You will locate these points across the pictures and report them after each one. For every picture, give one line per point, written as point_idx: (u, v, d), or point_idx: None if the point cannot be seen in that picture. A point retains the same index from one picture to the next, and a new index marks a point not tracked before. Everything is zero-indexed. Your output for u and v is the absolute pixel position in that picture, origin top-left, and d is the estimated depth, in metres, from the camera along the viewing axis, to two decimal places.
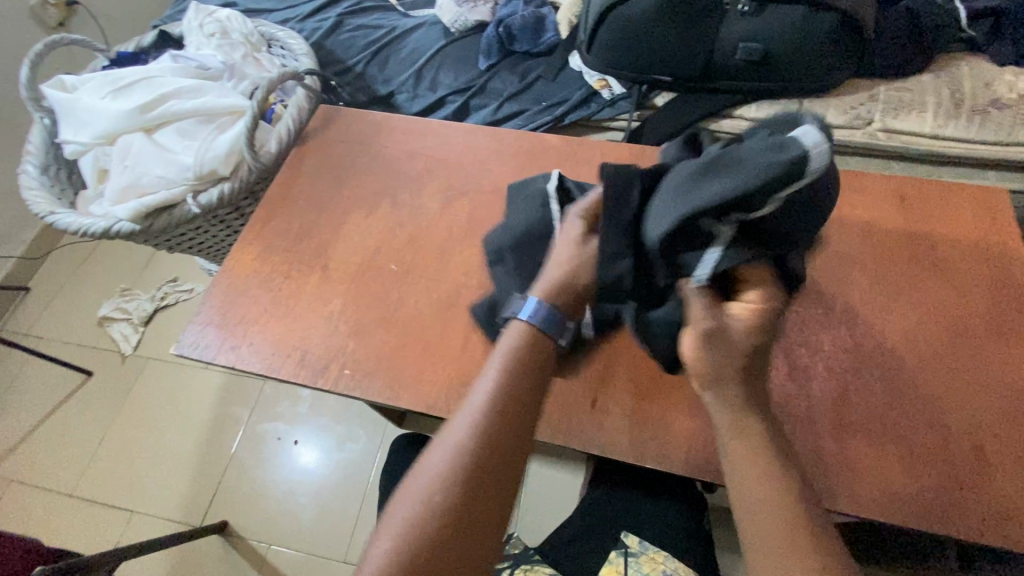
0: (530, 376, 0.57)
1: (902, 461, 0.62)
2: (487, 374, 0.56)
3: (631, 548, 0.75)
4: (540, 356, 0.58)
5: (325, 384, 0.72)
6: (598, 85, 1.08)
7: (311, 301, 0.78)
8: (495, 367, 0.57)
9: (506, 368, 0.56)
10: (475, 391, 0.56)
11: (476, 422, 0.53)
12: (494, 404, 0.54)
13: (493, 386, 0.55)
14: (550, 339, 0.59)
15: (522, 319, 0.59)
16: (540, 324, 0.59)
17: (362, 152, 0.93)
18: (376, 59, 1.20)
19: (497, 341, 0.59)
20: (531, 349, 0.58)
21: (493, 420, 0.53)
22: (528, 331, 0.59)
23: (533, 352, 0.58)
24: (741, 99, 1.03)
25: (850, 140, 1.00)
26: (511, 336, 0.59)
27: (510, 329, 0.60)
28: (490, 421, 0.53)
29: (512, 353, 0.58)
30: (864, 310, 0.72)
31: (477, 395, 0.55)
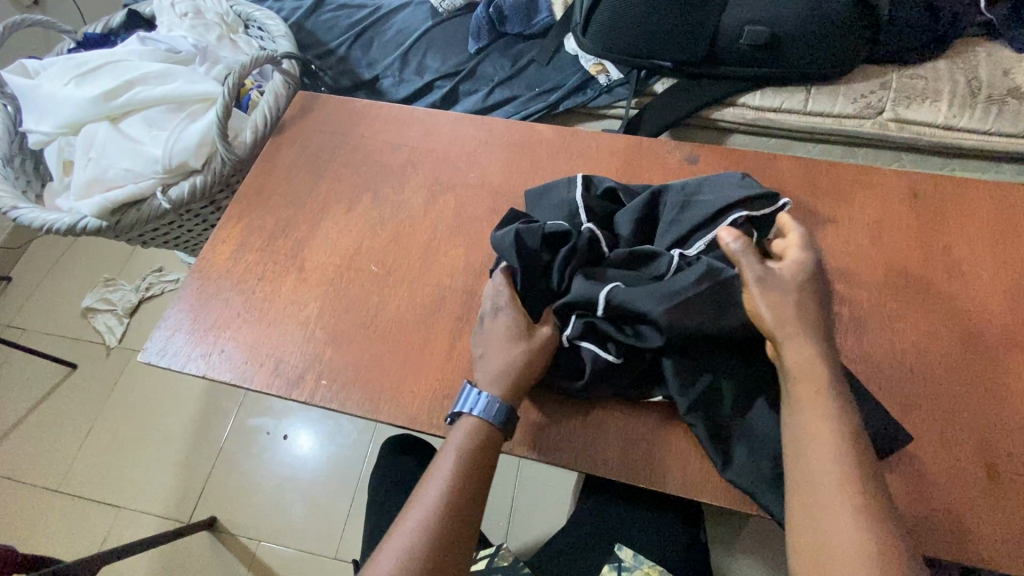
0: (484, 476, 0.58)
1: (911, 481, 0.59)
2: (435, 474, 0.57)
3: (625, 562, 0.71)
4: (487, 455, 0.59)
5: (301, 394, 0.68)
6: (594, 70, 1.02)
7: (287, 305, 0.73)
8: (443, 467, 0.57)
9: (458, 466, 0.57)
10: (429, 484, 0.57)
11: (428, 520, 0.54)
12: (444, 504, 0.55)
13: (447, 484, 0.56)
14: (498, 437, 0.59)
15: (474, 414, 0.59)
16: (487, 420, 0.59)
17: (342, 142, 0.87)
18: (360, 42, 1.14)
19: (452, 435, 0.60)
20: (479, 445, 0.59)
21: (444, 522, 0.54)
22: (477, 429, 0.59)
23: (486, 449, 0.59)
24: (746, 86, 0.97)
25: (860, 130, 0.95)
26: (463, 430, 0.59)
27: (458, 423, 0.61)
28: (433, 529, 0.54)
29: (465, 450, 0.58)
30: (874, 318, 0.67)
31: (424, 500, 0.55)
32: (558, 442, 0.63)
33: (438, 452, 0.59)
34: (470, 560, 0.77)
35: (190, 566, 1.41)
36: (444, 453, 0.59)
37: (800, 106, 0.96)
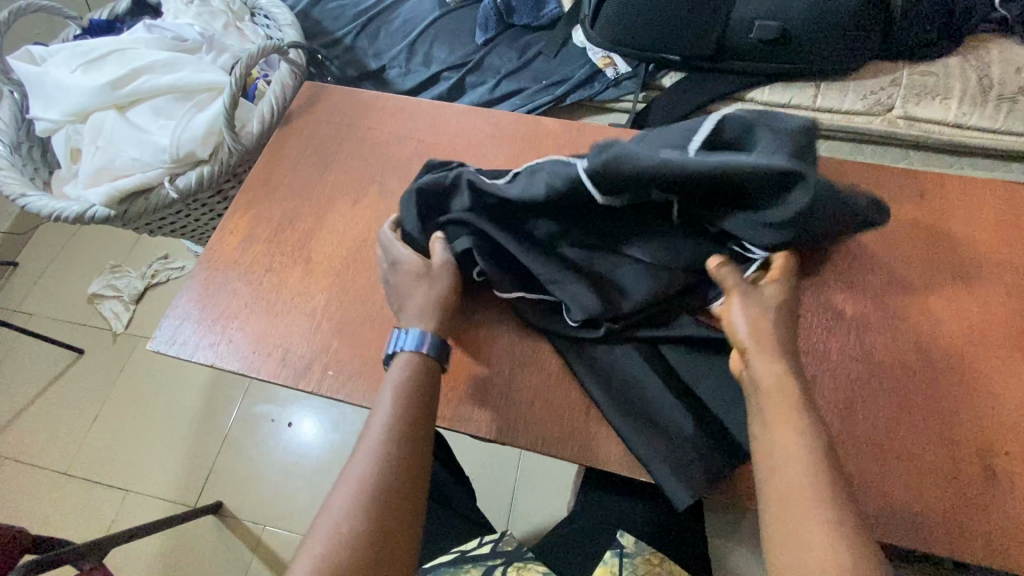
0: (422, 404, 0.58)
1: (909, 479, 0.59)
2: (378, 410, 0.57)
3: (627, 549, 0.73)
4: (427, 384, 0.60)
5: (307, 385, 0.69)
6: (602, 63, 1.01)
7: (294, 297, 0.74)
8: (386, 402, 0.58)
9: (398, 397, 0.58)
10: (370, 426, 0.56)
11: (375, 458, 0.54)
12: (388, 439, 0.55)
13: (388, 419, 0.56)
14: (436, 365, 0.61)
15: (406, 350, 0.61)
16: (425, 351, 0.61)
17: (348, 134, 0.87)
18: (366, 31, 1.13)
19: (387, 373, 0.60)
20: (417, 374, 0.60)
21: (392, 450, 0.54)
22: (415, 361, 0.60)
23: (422, 379, 0.60)
24: (754, 81, 0.96)
25: (868, 127, 0.95)
26: (398, 367, 0.60)
27: (394, 361, 0.61)
28: (385, 457, 0.54)
29: (402, 382, 0.59)
30: (876, 316, 0.68)
31: (369, 432, 0.56)
32: (558, 435, 0.64)
33: (378, 390, 0.60)
34: (474, 544, 0.78)
35: (196, 550, 1.44)
36: (382, 392, 0.59)
37: (809, 102, 0.95)
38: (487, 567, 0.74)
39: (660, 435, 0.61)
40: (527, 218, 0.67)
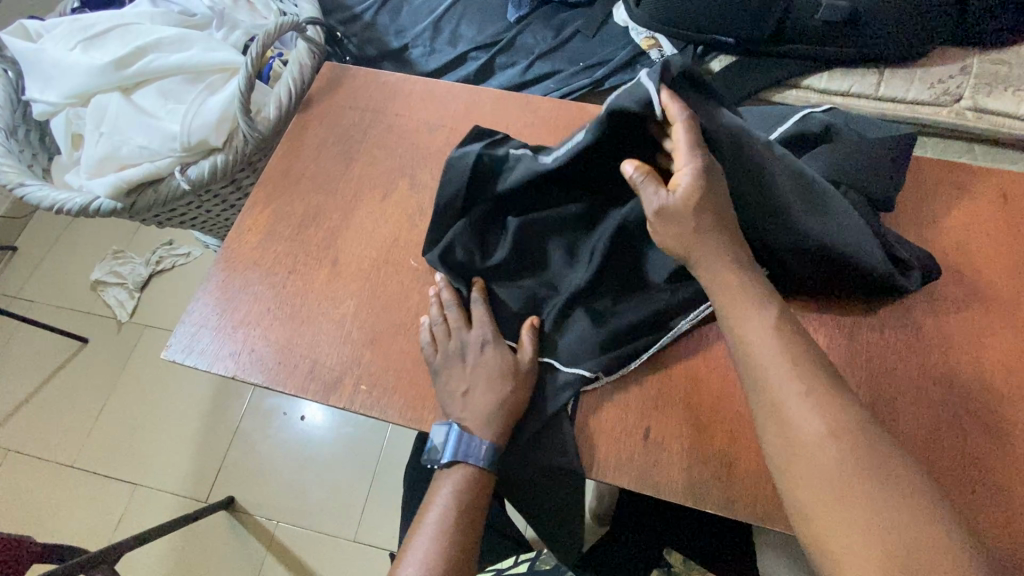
0: (473, 524, 0.59)
1: (999, 512, 0.54)
2: (423, 531, 0.58)
3: (674, 567, 0.75)
4: (476, 502, 0.59)
5: (336, 399, 0.63)
6: (646, 44, 0.94)
7: (321, 301, 0.68)
8: (431, 523, 0.58)
9: (445, 523, 0.58)
10: (418, 544, 0.57)
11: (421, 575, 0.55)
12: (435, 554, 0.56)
13: (433, 543, 0.57)
14: (489, 480, 0.60)
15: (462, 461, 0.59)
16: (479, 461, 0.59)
17: (374, 121, 0.80)
18: (388, 7, 1.05)
19: (436, 490, 0.60)
20: (471, 492, 0.59)
21: None
22: (468, 475, 0.59)
23: (476, 495, 0.59)
24: (811, 67, 0.89)
25: (934, 119, 0.87)
26: (452, 479, 0.60)
27: (444, 473, 0.61)
28: None
29: (455, 501, 0.59)
30: (959, 331, 0.62)
31: (413, 553, 0.57)
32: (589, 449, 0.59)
33: (427, 506, 0.60)
34: (511, 562, 0.78)
35: (209, 545, 1.41)
36: (431, 507, 0.59)
37: (870, 91, 0.88)
38: None
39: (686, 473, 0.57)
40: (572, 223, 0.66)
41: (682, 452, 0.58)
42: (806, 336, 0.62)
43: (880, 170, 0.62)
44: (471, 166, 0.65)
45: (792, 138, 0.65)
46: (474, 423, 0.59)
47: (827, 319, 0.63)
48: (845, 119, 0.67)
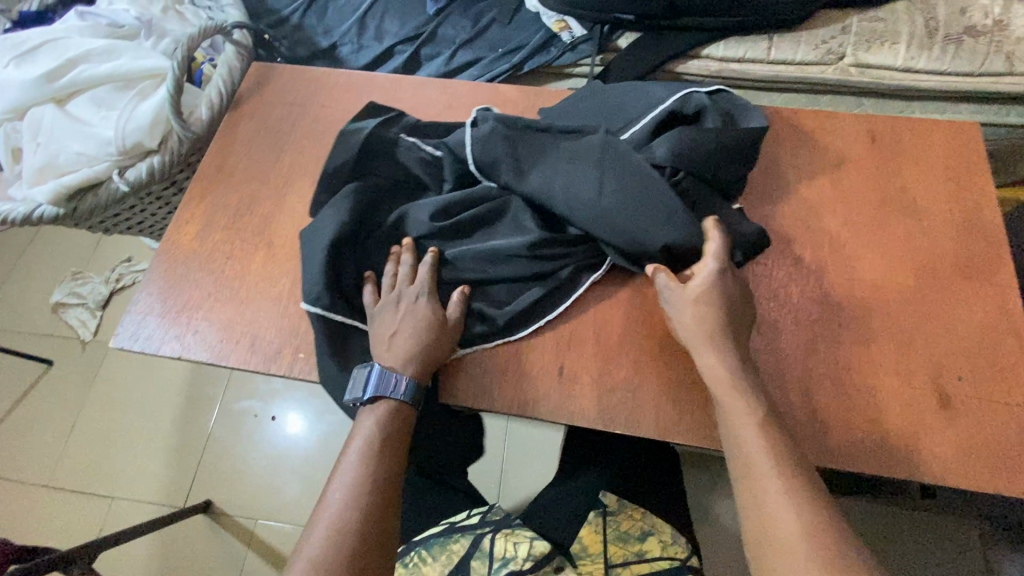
0: (398, 456, 0.59)
1: (868, 409, 0.62)
2: (346, 459, 0.58)
3: (609, 508, 0.79)
4: (400, 430, 0.60)
5: (278, 369, 0.68)
6: (557, 27, 1.00)
7: (260, 282, 0.73)
8: (354, 453, 0.58)
9: (367, 451, 0.58)
10: (339, 479, 0.57)
11: (347, 497, 0.55)
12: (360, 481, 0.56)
13: (357, 469, 0.57)
14: (409, 409, 0.61)
15: (369, 397, 0.60)
16: (402, 392, 0.60)
17: (301, 114, 0.85)
18: (314, 8, 1.09)
19: (356, 425, 0.60)
20: (394, 425, 0.60)
21: (362, 497, 0.55)
22: (394, 407, 0.60)
23: (400, 423, 0.60)
24: (709, 37, 0.97)
25: (821, 77, 0.96)
26: (376, 414, 0.60)
27: (368, 410, 0.61)
28: (351, 505, 0.54)
29: (377, 431, 0.59)
30: (833, 258, 0.70)
31: (336, 481, 0.57)
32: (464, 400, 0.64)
33: (350, 440, 0.60)
34: (463, 515, 0.80)
35: (190, 549, 1.43)
36: (351, 444, 0.59)
37: (762, 56, 0.96)
38: (475, 534, 0.76)
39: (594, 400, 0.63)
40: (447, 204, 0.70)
41: (571, 391, 0.64)
42: None
43: (733, 155, 0.67)
44: (364, 141, 0.71)
45: (670, 115, 0.71)
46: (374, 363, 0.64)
47: None
48: (729, 105, 0.72)
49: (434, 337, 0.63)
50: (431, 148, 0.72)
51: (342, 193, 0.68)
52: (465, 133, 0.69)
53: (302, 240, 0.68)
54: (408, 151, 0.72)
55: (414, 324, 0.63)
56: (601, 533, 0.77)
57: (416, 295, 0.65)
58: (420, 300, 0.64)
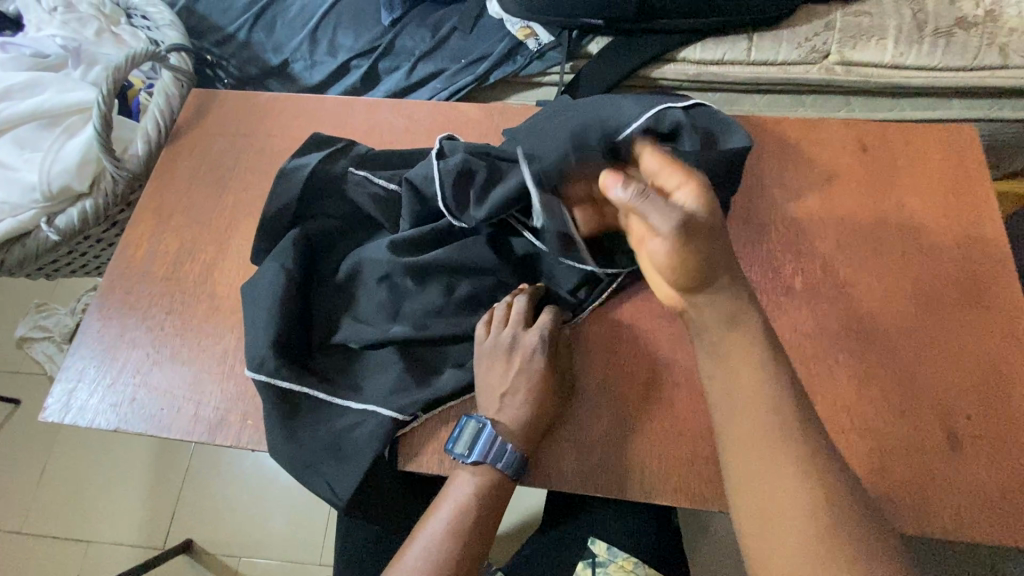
0: (488, 529, 0.55)
1: (869, 455, 0.57)
2: (434, 520, 0.54)
3: (599, 557, 0.76)
4: (495, 506, 0.55)
5: (224, 438, 0.62)
6: (522, 34, 0.94)
7: (204, 339, 0.66)
8: (443, 516, 0.54)
9: (456, 520, 0.54)
10: (420, 540, 0.53)
11: (421, 565, 0.51)
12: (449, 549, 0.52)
13: (442, 536, 0.53)
14: (508, 483, 0.56)
15: (471, 459, 0.55)
16: (499, 467, 0.55)
17: (245, 145, 0.78)
18: (261, 23, 1.02)
19: (449, 485, 0.56)
20: (485, 496, 0.55)
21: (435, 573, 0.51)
22: (491, 479, 0.55)
23: (497, 499, 0.55)
24: (685, 40, 0.90)
25: (806, 78, 0.90)
26: (472, 480, 0.55)
27: (461, 471, 0.57)
28: None
29: (475, 500, 0.55)
30: (827, 285, 0.64)
31: (416, 542, 0.53)
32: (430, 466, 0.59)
33: (441, 496, 0.56)
34: None
35: None
36: (440, 505, 0.55)
37: (743, 57, 0.90)
38: None
39: (573, 459, 0.58)
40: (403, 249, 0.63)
41: (541, 449, 0.58)
42: None
43: None
44: (306, 177, 0.65)
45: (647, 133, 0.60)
46: (326, 428, 0.57)
47: None
48: (712, 123, 0.62)
49: (547, 400, 0.57)
50: (385, 183, 0.65)
51: (286, 238, 0.63)
52: (431, 167, 0.62)
53: (244, 293, 0.62)
54: (360, 187, 0.66)
55: (528, 381, 0.57)
56: None
57: (535, 346, 0.58)
58: (537, 353, 0.58)
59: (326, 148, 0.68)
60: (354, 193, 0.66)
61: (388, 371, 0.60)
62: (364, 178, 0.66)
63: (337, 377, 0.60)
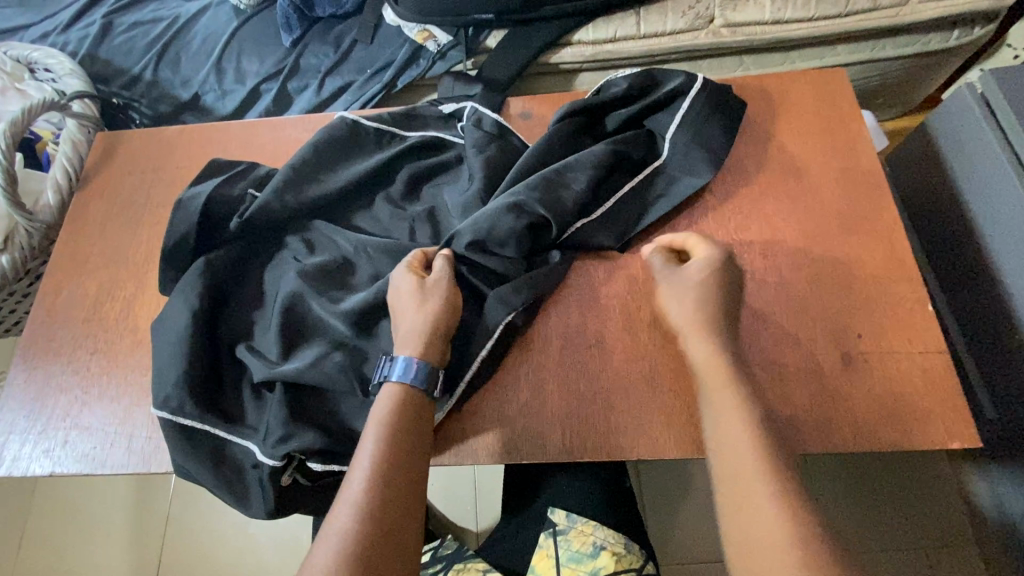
0: (413, 441, 0.53)
1: (773, 383, 0.60)
2: (360, 448, 0.52)
3: (559, 526, 0.75)
4: (414, 417, 0.55)
5: (159, 466, 0.63)
6: (421, 38, 0.96)
7: (129, 374, 0.67)
8: (368, 441, 0.52)
9: (380, 440, 0.52)
10: (351, 479, 0.50)
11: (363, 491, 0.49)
12: (383, 465, 0.51)
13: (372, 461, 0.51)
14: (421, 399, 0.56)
15: (393, 380, 0.56)
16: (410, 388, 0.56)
17: (155, 181, 0.79)
18: (165, 60, 1.02)
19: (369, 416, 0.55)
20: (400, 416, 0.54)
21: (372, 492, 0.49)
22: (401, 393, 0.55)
23: (412, 411, 0.55)
24: (576, 23, 0.94)
25: (695, 44, 0.93)
26: (385, 397, 0.56)
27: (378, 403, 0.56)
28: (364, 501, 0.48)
29: (394, 413, 0.54)
30: (721, 233, 0.67)
31: (353, 474, 0.51)
32: (345, 469, 0.60)
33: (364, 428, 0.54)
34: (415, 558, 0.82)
35: None
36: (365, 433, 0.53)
37: (633, 31, 0.93)
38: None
39: (496, 432, 0.61)
40: (306, 275, 0.66)
41: (465, 431, 0.61)
42: (591, 276, 0.67)
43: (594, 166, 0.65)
44: (203, 205, 0.66)
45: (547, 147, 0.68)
46: (269, 451, 0.59)
47: (603, 257, 0.68)
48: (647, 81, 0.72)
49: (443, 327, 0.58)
50: (272, 199, 0.67)
51: (192, 270, 0.65)
52: (325, 187, 0.69)
53: (158, 325, 0.64)
54: (260, 211, 0.66)
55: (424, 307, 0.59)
56: (553, 557, 0.73)
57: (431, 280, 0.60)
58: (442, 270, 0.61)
59: (224, 175, 0.70)
60: (245, 211, 0.67)
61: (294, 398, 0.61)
62: (260, 196, 0.68)
63: (251, 408, 0.62)
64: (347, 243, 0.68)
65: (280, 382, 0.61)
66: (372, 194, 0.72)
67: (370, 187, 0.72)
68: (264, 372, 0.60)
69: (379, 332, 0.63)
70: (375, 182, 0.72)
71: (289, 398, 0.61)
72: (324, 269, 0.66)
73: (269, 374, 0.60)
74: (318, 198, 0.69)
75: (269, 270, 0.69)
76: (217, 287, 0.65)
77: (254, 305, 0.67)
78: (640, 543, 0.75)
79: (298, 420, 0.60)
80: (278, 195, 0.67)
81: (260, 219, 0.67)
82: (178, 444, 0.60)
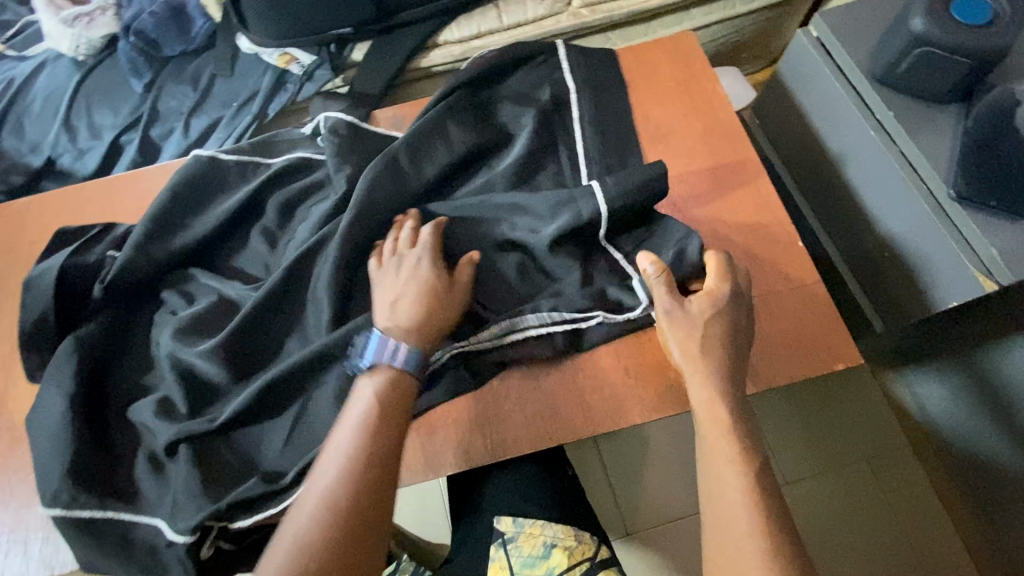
0: (402, 423, 0.51)
1: None
2: (343, 426, 0.51)
3: (507, 535, 0.75)
4: (403, 399, 0.53)
5: (64, 566, 0.58)
6: (283, 62, 0.92)
7: (13, 475, 0.61)
8: (351, 421, 0.51)
9: (366, 420, 0.50)
10: (328, 456, 0.49)
11: (340, 469, 0.48)
12: (363, 449, 0.49)
13: (350, 443, 0.49)
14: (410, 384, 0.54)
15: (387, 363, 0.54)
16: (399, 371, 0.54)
17: (10, 261, 0.73)
18: (7, 127, 0.94)
19: (354, 394, 0.53)
20: (390, 396, 0.52)
21: (350, 471, 0.47)
22: (390, 377, 0.53)
23: (403, 395, 0.53)
24: (437, 24, 0.93)
25: (558, 27, 0.94)
26: (377, 380, 0.53)
27: (363, 380, 0.54)
28: (345, 478, 0.47)
29: (382, 396, 0.52)
30: None
31: (331, 450, 0.49)
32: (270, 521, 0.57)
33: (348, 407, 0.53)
34: None
35: None
36: (349, 410, 0.52)
37: (496, 24, 0.94)
38: None
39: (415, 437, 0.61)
40: (186, 326, 0.62)
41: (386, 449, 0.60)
42: None
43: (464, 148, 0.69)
44: (59, 278, 0.61)
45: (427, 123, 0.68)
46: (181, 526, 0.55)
47: None
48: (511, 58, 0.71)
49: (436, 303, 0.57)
50: (134, 255, 0.63)
51: (60, 349, 0.60)
52: (194, 231, 0.66)
53: (33, 416, 0.59)
54: (122, 272, 0.62)
55: (417, 284, 0.58)
56: (507, 567, 0.73)
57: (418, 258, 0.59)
58: (423, 261, 0.59)
59: (78, 241, 0.65)
60: (106, 273, 0.62)
61: (195, 460, 0.57)
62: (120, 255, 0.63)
63: (153, 482, 0.58)
64: (228, 286, 0.65)
65: (185, 440, 0.58)
66: (248, 229, 0.69)
67: (245, 224, 0.69)
68: (167, 436, 0.58)
69: (279, 357, 0.63)
70: (248, 217, 0.69)
71: (198, 457, 0.58)
72: (207, 315, 0.63)
73: (172, 435, 0.58)
74: (189, 244, 0.65)
75: (151, 332, 0.65)
76: (92, 361, 0.61)
77: (139, 371, 0.63)
78: (591, 530, 0.77)
79: (213, 475, 0.57)
80: (141, 250, 0.63)
81: (126, 280, 0.63)
82: (77, 539, 0.55)
